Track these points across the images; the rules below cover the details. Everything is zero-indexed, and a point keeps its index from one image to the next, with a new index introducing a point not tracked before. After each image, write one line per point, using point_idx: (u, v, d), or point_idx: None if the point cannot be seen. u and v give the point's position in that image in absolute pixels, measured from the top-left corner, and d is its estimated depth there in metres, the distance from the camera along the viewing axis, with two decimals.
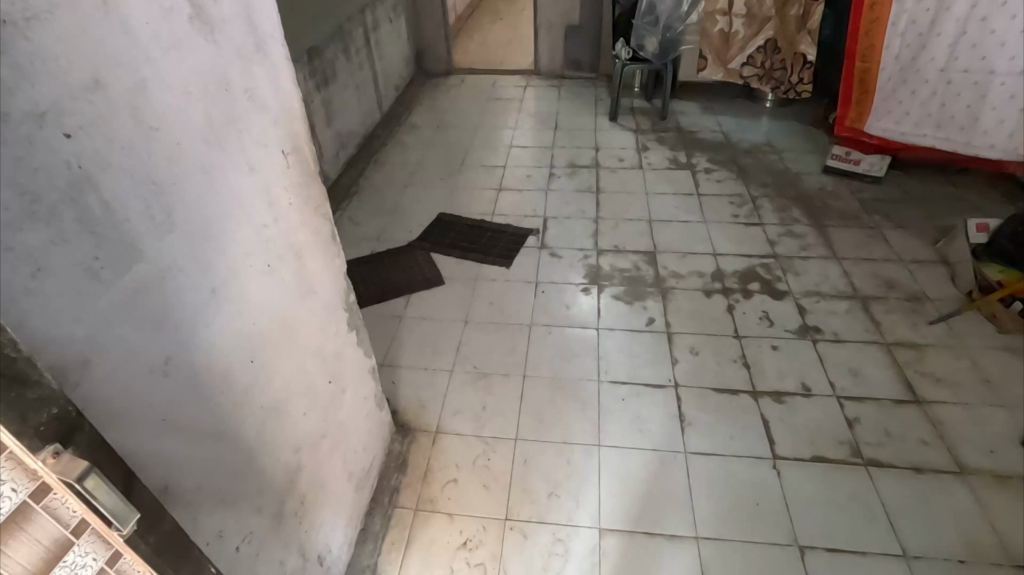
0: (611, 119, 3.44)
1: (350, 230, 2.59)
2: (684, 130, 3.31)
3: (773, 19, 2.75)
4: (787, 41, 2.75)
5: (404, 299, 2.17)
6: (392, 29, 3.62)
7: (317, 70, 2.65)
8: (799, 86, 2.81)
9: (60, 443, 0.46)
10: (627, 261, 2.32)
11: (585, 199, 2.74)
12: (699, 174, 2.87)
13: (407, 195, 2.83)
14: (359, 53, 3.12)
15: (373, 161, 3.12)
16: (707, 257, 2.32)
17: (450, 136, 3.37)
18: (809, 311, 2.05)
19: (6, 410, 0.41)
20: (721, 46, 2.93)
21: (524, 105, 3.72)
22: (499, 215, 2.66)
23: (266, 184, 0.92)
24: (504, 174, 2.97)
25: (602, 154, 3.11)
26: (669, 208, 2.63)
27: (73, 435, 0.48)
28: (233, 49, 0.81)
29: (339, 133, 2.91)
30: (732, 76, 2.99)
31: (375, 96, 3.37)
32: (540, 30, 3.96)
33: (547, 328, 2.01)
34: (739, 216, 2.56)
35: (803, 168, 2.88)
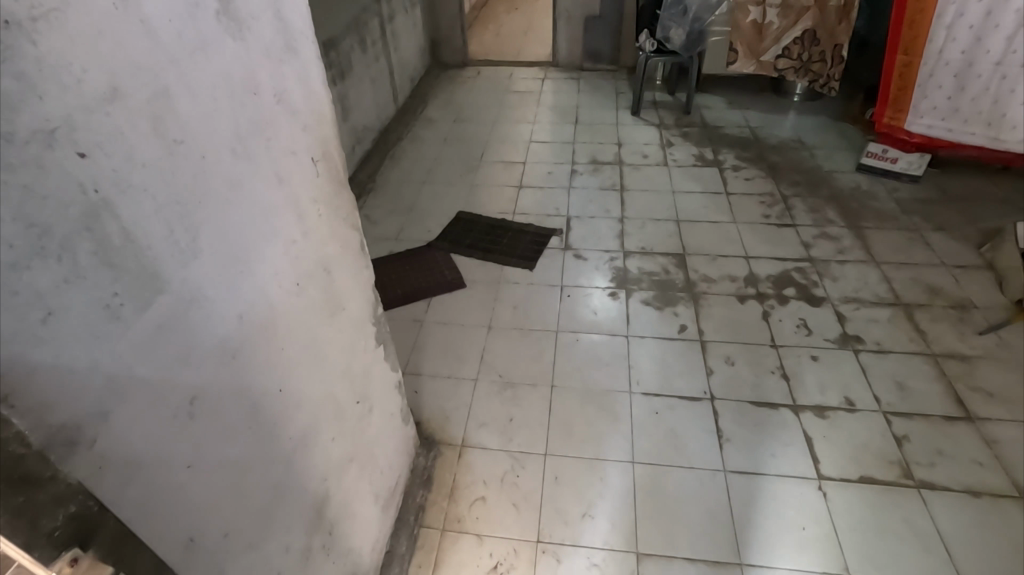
0: (633, 113, 3.34)
1: (367, 229, 2.51)
2: (710, 125, 3.21)
3: (811, 10, 2.61)
4: (826, 32, 2.64)
5: (424, 303, 2.09)
6: (407, 20, 3.52)
7: (333, 63, 2.56)
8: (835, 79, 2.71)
9: (76, 550, 0.48)
10: (656, 264, 2.23)
11: (609, 197, 2.65)
12: (727, 172, 2.77)
13: (425, 192, 2.75)
14: (375, 45, 3.03)
15: (390, 157, 3.04)
16: (739, 260, 2.23)
17: (467, 131, 3.28)
18: (848, 318, 1.96)
19: (16, 518, 0.43)
20: (754, 38, 2.77)
21: (542, 98, 3.62)
22: (520, 214, 2.57)
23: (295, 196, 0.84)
24: (524, 171, 2.88)
25: (625, 150, 3.01)
26: (697, 207, 2.54)
27: (87, 541, 0.50)
28: (263, 49, 0.73)
29: (355, 128, 2.83)
30: (765, 69, 2.85)
31: (390, 89, 3.28)
32: (559, 20, 3.84)
33: (574, 335, 1.94)
34: (771, 216, 2.46)
35: (836, 166, 2.77)
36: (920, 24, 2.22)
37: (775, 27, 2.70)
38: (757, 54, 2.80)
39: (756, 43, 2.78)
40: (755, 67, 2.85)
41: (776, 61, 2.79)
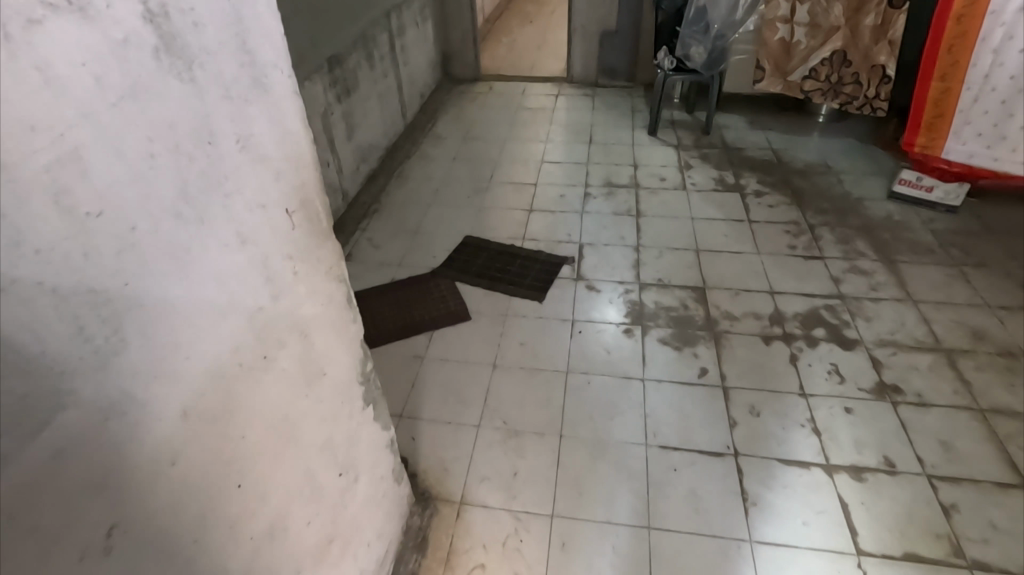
0: (650, 133, 3.21)
1: (370, 253, 2.41)
2: (730, 146, 3.07)
3: (842, 30, 2.47)
4: (860, 53, 2.48)
5: (426, 337, 1.97)
6: (418, 35, 3.43)
7: (339, 79, 2.47)
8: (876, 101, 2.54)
9: None
10: (673, 298, 2.10)
11: (624, 223, 2.51)
12: (749, 198, 2.63)
13: (431, 215, 2.64)
14: (384, 60, 2.94)
15: (396, 176, 2.94)
16: (763, 296, 2.08)
17: (477, 149, 3.18)
18: (885, 364, 1.80)
19: None
20: (781, 57, 2.67)
21: (556, 115, 3.51)
22: (530, 239, 2.45)
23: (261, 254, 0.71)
24: (535, 193, 2.76)
25: (641, 172, 2.88)
26: (717, 236, 2.40)
27: None
28: (220, 88, 0.61)
29: (361, 146, 2.73)
30: (792, 90, 2.70)
31: (399, 105, 3.19)
32: (575, 35, 3.73)
33: (585, 377, 1.80)
34: (797, 247, 2.31)
35: (866, 193, 2.62)
36: (960, 49, 2.08)
37: (803, 47, 2.58)
38: (784, 73, 2.69)
39: (784, 62, 2.67)
40: (782, 87, 2.73)
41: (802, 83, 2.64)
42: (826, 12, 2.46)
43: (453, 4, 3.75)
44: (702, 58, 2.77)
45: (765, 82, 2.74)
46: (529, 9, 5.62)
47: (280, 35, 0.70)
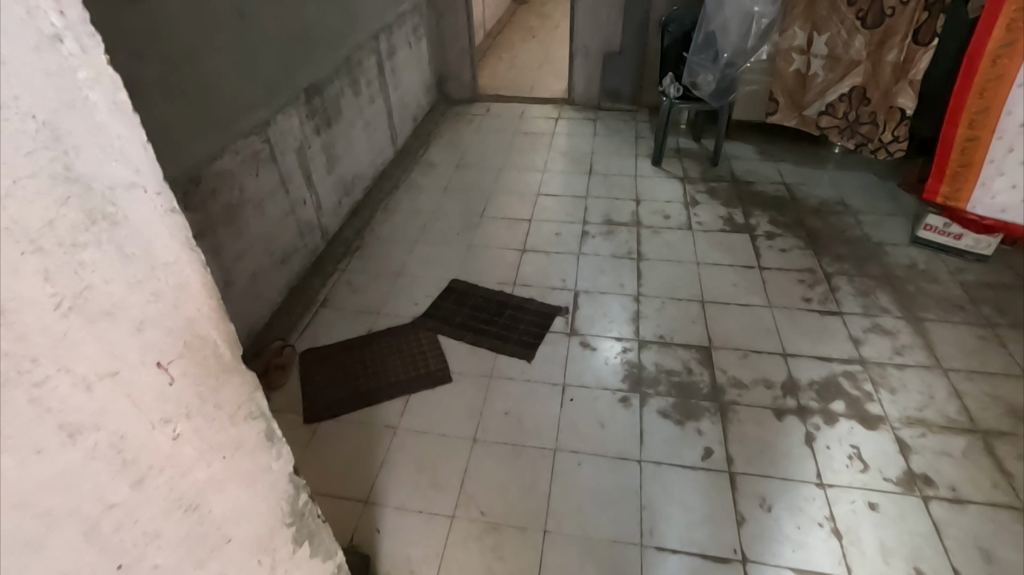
0: (654, 163, 3.02)
1: (348, 298, 2.22)
2: (739, 180, 2.88)
3: (863, 64, 2.23)
4: (880, 90, 2.22)
5: (401, 402, 1.79)
6: (410, 56, 3.26)
7: (318, 109, 2.30)
8: (893, 145, 2.26)
9: None
10: (675, 360, 1.90)
11: (624, 268, 2.33)
12: (759, 241, 2.44)
13: (417, 254, 2.46)
14: (370, 85, 2.77)
15: (383, 208, 2.76)
16: (776, 359, 1.89)
17: (470, 179, 3.00)
18: (912, 448, 1.60)
19: None
20: (796, 89, 2.48)
21: (555, 141, 3.33)
22: (522, 285, 2.26)
23: (93, 432, 0.55)
24: (529, 231, 2.58)
25: (644, 208, 2.69)
26: (725, 285, 2.21)
27: None
28: (18, 243, 0.45)
29: (343, 178, 2.56)
30: (807, 125, 2.51)
31: (388, 132, 3.02)
32: (576, 56, 3.56)
33: (575, 457, 1.61)
34: (812, 300, 2.12)
35: (887, 237, 2.42)
36: (992, 94, 1.83)
37: (820, 80, 2.37)
38: (799, 107, 2.49)
39: (798, 95, 2.48)
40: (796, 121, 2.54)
41: (817, 118, 2.45)
42: (847, 45, 2.24)
43: (449, 22, 3.58)
44: (709, 88, 2.57)
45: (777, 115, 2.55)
46: (533, 23, 5.46)
47: (146, 145, 0.53)
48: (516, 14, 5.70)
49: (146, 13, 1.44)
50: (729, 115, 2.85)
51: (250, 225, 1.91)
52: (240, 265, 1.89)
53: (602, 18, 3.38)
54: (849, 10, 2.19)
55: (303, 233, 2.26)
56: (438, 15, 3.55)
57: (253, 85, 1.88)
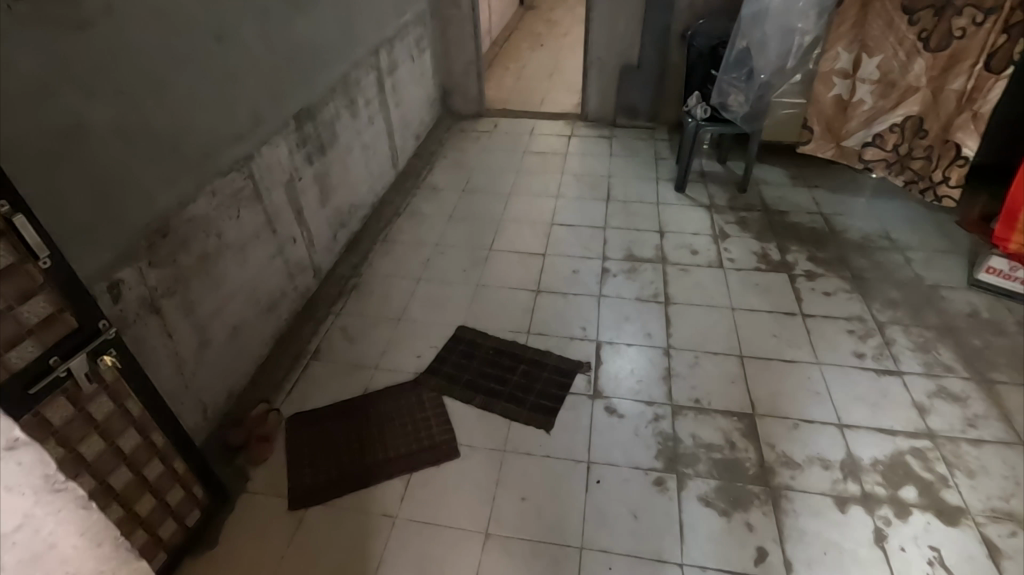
0: (677, 189, 2.79)
1: (343, 349, 1.99)
2: (772, 209, 2.64)
3: (921, 91, 1.95)
4: (938, 123, 1.94)
5: (402, 484, 1.56)
6: (413, 71, 3.04)
7: (310, 136, 2.06)
8: (943, 188, 1.95)
9: None
10: (715, 430, 1.67)
11: (650, 313, 2.09)
12: (799, 283, 2.20)
13: (420, 294, 2.22)
14: (369, 105, 2.53)
15: (383, 240, 2.53)
16: (830, 431, 1.65)
17: (477, 205, 2.76)
18: (1003, 551, 1.37)
19: None
20: (835, 116, 2.21)
21: (568, 162, 3.10)
22: (537, 333, 2.03)
23: None
24: (543, 267, 2.35)
25: (668, 241, 2.45)
26: (765, 336, 1.97)
27: None
28: None
29: (339, 209, 2.32)
30: (847, 157, 2.22)
31: (388, 154, 2.78)
32: (590, 69, 3.32)
33: (605, 559, 1.38)
34: (865, 356, 1.89)
35: (942, 279, 2.19)
36: None
37: (868, 107, 2.10)
38: (837, 136, 2.22)
39: (838, 122, 2.21)
40: (834, 152, 2.25)
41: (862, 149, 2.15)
42: (904, 68, 1.98)
43: (454, 32, 3.34)
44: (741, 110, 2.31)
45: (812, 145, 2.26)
46: (541, 30, 5.23)
47: None
48: (523, 21, 5.48)
49: (99, 39, 1.20)
50: (761, 139, 2.62)
51: (229, 274, 1.67)
52: (218, 321, 1.65)
53: (619, 29, 3.14)
54: (910, 29, 1.93)
55: (293, 275, 2.02)
56: (443, 25, 3.31)
57: (233, 114, 1.64)
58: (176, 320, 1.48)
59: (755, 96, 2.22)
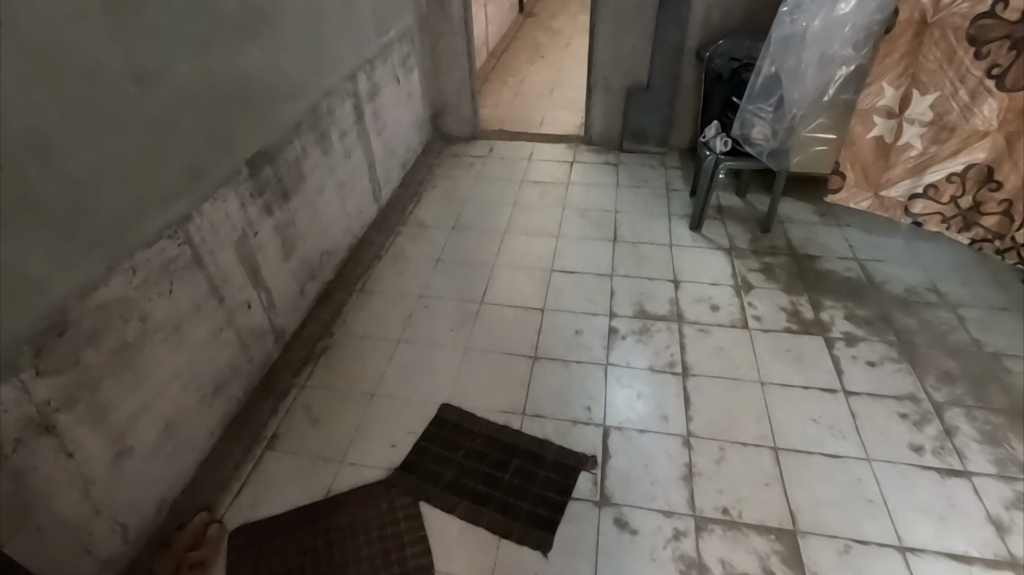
0: (693, 228, 2.49)
1: (306, 435, 1.69)
2: (800, 253, 2.34)
3: (991, 138, 1.53)
4: (1013, 177, 1.52)
5: None
6: (398, 93, 2.74)
7: (269, 182, 1.76)
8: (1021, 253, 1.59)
9: None
10: (748, 555, 1.38)
11: (667, 388, 1.80)
12: (838, 349, 1.90)
13: (399, 361, 1.93)
14: (346, 138, 2.24)
15: (360, 290, 2.23)
16: (890, 556, 1.37)
17: (468, 246, 2.47)
18: None
19: None
20: (873, 161, 1.82)
21: (570, 193, 2.80)
22: (534, 414, 1.73)
23: None
24: (542, 325, 2.05)
25: (684, 293, 2.16)
26: (803, 421, 1.68)
27: None
28: None
29: (307, 260, 2.03)
30: (888, 209, 1.83)
31: (368, 188, 2.49)
32: (595, 89, 3.02)
33: None
34: (924, 448, 1.59)
35: (1005, 346, 1.90)
36: None
37: (915, 153, 1.70)
38: (878, 185, 1.82)
39: (875, 169, 1.82)
40: (871, 203, 1.87)
41: (908, 201, 1.77)
42: (965, 110, 1.55)
43: (445, 49, 3.04)
44: (768, 144, 2.07)
45: (844, 193, 1.91)
46: (541, 40, 4.94)
47: None
48: (522, 30, 5.18)
49: None
50: (788, 175, 2.33)
51: (160, 363, 1.38)
52: (144, 421, 1.35)
53: (627, 47, 2.84)
54: (976, 63, 1.49)
55: (247, 345, 1.73)
56: (432, 40, 3.01)
57: (162, 171, 1.34)
58: (81, 434, 1.19)
59: (784, 128, 1.98)
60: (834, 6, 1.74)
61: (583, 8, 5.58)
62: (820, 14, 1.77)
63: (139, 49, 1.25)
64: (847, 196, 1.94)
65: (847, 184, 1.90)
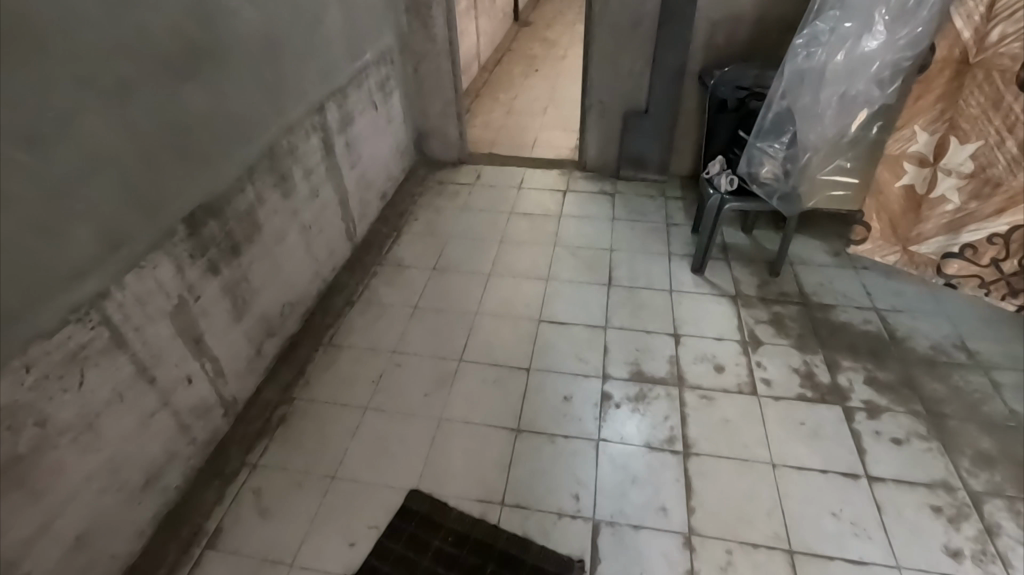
0: (695, 270, 2.28)
1: (254, 530, 1.49)
2: (813, 302, 2.13)
3: None
4: None
5: None
6: (376, 121, 2.53)
7: (214, 240, 1.55)
8: None
9: None
10: None
11: (666, 472, 1.59)
12: (858, 422, 1.69)
13: (366, 434, 1.72)
14: (312, 176, 2.03)
15: (328, 344, 2.02)
16: None
17: (450, 291, 2.26)
18: None
19: None
20: (901, 213, 1.59)
21: (562, 227, 2.59)
22: (515, 504, 1.52)
23: None
24: (527, 389, 1.84)
25: (685, 350, 1.95)
26: (821, 516, 1.47)
27: None
28: None
29: (265, 317, 1.82)
30: (918, 267, 1.60)
31: (340, 227, 2.28)
32: (590, 113, 2.80)
33: None
34: (960, 554, 1.39)
35: None
36: None
37: (951, 208, 1.46)
38: (907, 238, 1.60)
39: (904, 222, 1.59)
40: (899, 258, 1.65)
41: (940, 260, 1.54)
42: (1013, 165, 1.31)
43: (429, 69, 2.82)
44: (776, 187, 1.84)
45: (867, 245, 1.69)
46: (536, 51, 4.72)
47: None
48: (516, 40, 4.96)
49: None
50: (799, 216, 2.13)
51: (67, 470, 1.17)
52: (47, 541, 1.15)
53: (624, 69, 2.63)
54: None
55: (188, 425, 1.52)
56: (414, 60, 2.80)
57: (52, 253, 1.11)
58: None
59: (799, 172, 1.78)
60: (862, 40, 1.53)
61: (580, 17, 5.36)
62: (846, 47, 1.56)
63: (17, 109, 1.02)
64: (873, 249, 1.72)
65: (872, 236, 1.69)
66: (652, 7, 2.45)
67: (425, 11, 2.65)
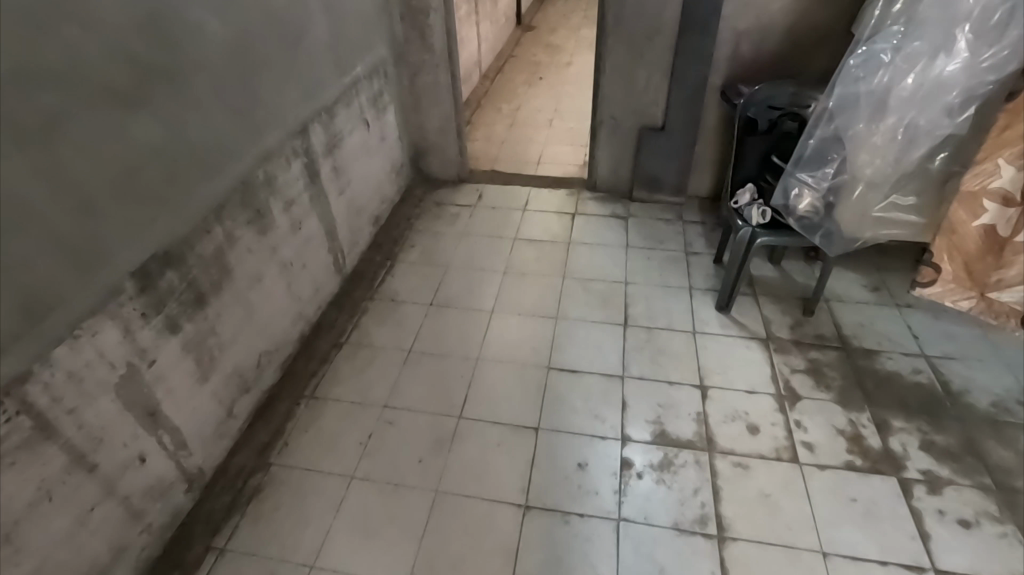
0: (719, 308, 2.06)
1: None
2: (854, 347, 1.91)
3: None
4: None
5: None
6: (368, 140, 2.31)
7: (172, 291, 1.32)
8: None
9: None
10: None
11: (699, 562, 1.37)
12: (918, 499, 1.47)
13: (352, 511, 1.50)
14: (294, 207, 1.80)
15: (311, 396, 1.80)
16: None
17: (449, 331, 2.04)
18: None
19: None
20: (980, 256, 1.34)
21: (571, 256, 2.37)
22: None
23: None
24: (536, 453, 1.62)
25: (713, 406, 1.73)
26: None
27: None
28: None
29: (238, 372, 1.60)
30: (998, 316, 1.36)
31: (327, 261, 2.06)
32: (601, 130, 2.58)
33: None
34: None
35: None
36: None
37: None
38: (988, 285, 1.34)
39: (984, 267, 1.34)
40: (975, 304, 1.40)
41: None
42: None
43: (426, 81, 2.60)
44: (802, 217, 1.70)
45: (937, 288, 1.45)
46: (539, 57, 4.50)
47: None
48: (519, 45, 4.74)
49: None
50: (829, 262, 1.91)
51: None
52: None
53: (639, 82, 2.41)
54: None
55: (141, 511, 1.30)
56: (410, 72, 2.58)
57: None
58: None
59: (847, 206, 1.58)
60: (934, 58, 1.31)
61: (585, 21, 5.14)
62: (914, 67, 1.34)
63: None
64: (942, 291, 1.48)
65: (943, 277, 1.44)
66: (672, 15, 2.22)
67: (421, 19, 2.43)
